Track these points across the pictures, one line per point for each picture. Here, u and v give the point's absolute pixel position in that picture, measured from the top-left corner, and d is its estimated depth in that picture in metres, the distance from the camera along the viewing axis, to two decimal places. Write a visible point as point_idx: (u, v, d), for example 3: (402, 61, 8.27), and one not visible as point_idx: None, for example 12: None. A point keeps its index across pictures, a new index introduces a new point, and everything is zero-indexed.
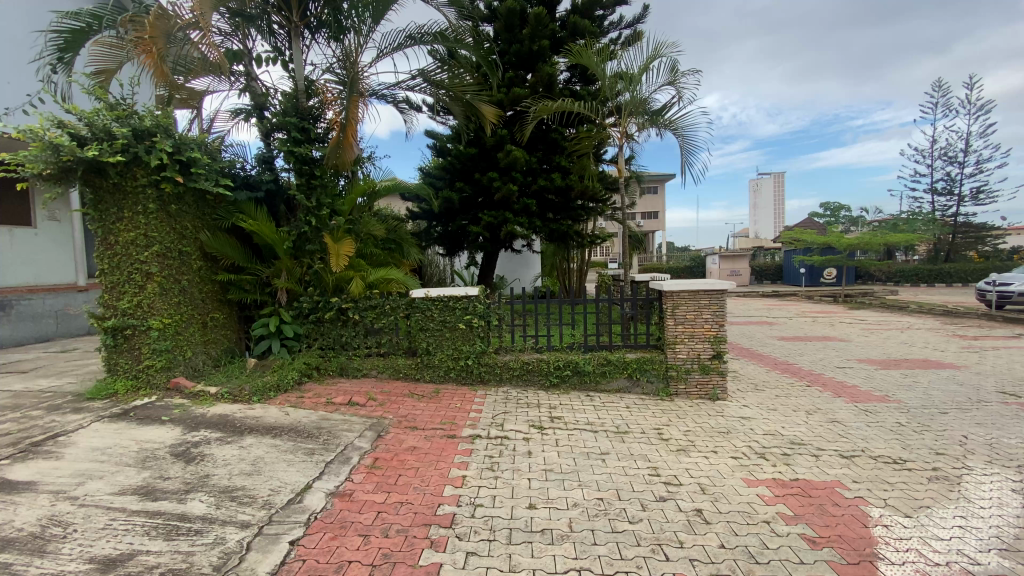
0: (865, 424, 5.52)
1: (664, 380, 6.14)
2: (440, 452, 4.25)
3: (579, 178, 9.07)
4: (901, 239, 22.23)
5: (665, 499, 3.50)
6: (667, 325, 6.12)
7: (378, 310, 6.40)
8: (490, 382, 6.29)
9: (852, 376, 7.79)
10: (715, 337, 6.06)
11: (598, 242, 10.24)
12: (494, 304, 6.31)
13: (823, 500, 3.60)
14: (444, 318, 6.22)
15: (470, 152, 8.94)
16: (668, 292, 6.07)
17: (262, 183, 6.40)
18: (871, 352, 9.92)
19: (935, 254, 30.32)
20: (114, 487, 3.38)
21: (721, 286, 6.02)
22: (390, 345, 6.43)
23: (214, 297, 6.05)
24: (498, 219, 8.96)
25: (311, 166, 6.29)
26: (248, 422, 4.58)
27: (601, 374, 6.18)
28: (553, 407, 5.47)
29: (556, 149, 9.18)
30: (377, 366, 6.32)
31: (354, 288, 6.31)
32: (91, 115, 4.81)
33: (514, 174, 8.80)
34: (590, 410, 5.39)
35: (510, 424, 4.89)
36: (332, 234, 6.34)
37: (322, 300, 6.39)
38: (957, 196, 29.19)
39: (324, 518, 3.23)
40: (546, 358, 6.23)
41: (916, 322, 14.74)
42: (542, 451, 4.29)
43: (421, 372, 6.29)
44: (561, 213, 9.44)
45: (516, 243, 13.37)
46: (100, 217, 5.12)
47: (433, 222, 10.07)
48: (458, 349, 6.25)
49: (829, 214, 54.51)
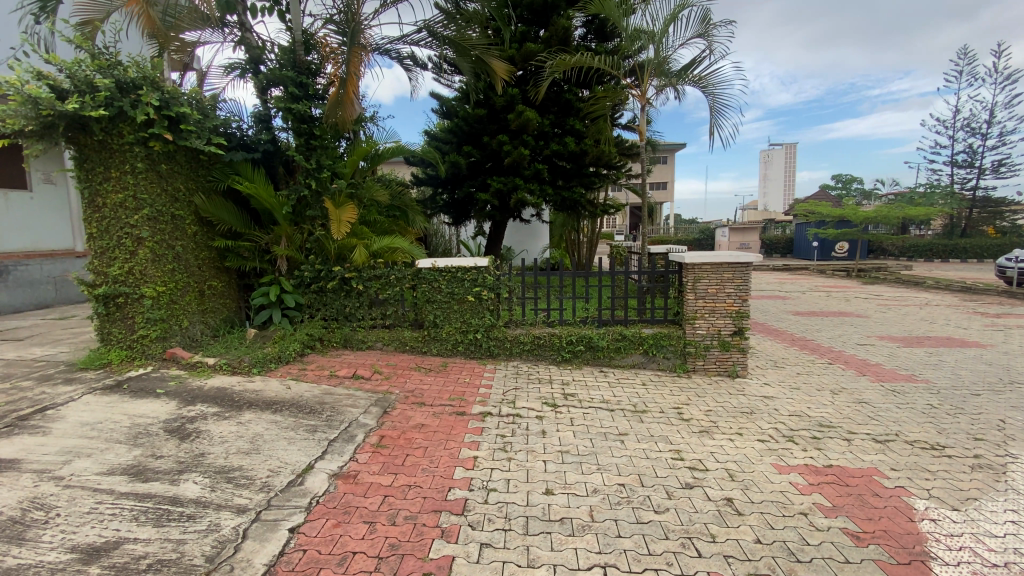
0: (895, 405, 5.25)
1: (682, 356, 5.87)
2: (449, 430, 4.02)
3: (593, 142, 8.60)
4: (920, 213, 21.57)
5: (692, 486, 3.26)
6: (687, 299, 5.80)
7: (383, 281, 6.09)
8: (500, 357, 6.04)
9: (875, 354, 7.50)
10: (737, 313, 5.74)
11: (611, 212, 9.84)
12: (504, 275, 6.00)
13: (861, 490, 3.37)
14: (452, 290, 5.93)
15: (478, 113, 8.47)
16: (690, 264, 5.72)
17: (258, 143, 6.05)
18: (891, 329, 9.60)
19: (951, 228, 29.59)
20: (103, 466, 3.17)
21: (746, 259, 5.64)
22: (395, 317, 6.14)
23: (211, 265, 5.77)
24: (508, 186, 8.56)
25: (310, 125, 5.94)
26: (246, 396, 4.35)
27: (616, 350, 5.90)
28: (566, 383, 5.22)
29: (570, 111, 8.68)
30: (382, 338, 6.07)
31: (357, 256, 6.00)
32: (71, 65, 4.42)
33: (525, 137, 8.35)
34: (605, 388, 5.13)
35: (521, 400, 4.64)
36: (333, 199, 6.03)
37: (324, 268, 6.10)
38: (978, 169, 28.23)
39: (326, 503, 3.00)
40: (558, 333, 5.93)
41: (934, 298, 14.30)
42: (557, 431, 4.03)
43: (427, 345, 6.04)
44: (573, 180, 9.00)
45: (525, 212, 12.98)
46: (86, 177, 4.79)
47: (439, 189, 9.67)
48: (466, 322, 5.97)
49: (842, 187, 53.42)
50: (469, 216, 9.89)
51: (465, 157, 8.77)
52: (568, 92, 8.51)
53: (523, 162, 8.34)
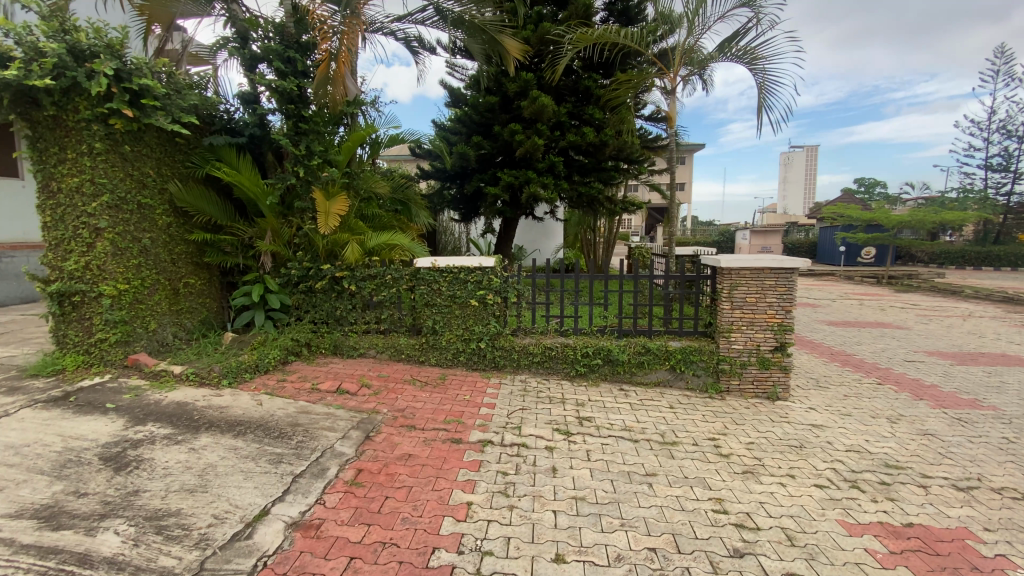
0: (966, 439, 4.47)
1: (713, 374, 5.15)
2: (441, 463, 3.34)
3: (615, 133, 7.83)
4: (955, 218, 20.39)
5: (741, 554, 2.56)
6: (721, 309, 5.08)
7: (377, 281, 5.45)
8: (506, 370, 5.35)
9: (928, 373, 6.67)
10: (779, 326, 5.04)
11: (631, 210, 9.09)
12: (513, 278, 5.32)
13: (958, 563, 2.63)
14: (453, 293, 5.25)
15: (489, 100, 7.83)
16: (726, 268, 5.02)
17: (245, 126, 5.43)
18: (937, 344, 8.72)
19: (985, 234, 28.14)
20: (10, 507, 2.57)
21: (792, 264, 4.91)
22: (391, 321, 5.48)
23: (188, 260, 5.19)
24: (520, 179, 7.87)
25: (300, 106, 5.32)
26: (208, 415, 3.74)
27: (638, 365, 5.19)
28: (580, 404, 4.52)
29: (589, 99, 7.98)
30: (376, 345, 5.42)
31: (349, 254, 5.37)
32: (18, 29, 3.90)
33: (539, 126, 7.65)
34: (626, 410, 4.43)
35: (528, 425, 3.96)
36: (325, 188, 5.38)
37: (313, 265, 5.46)
38: (1015, 172, 26.81)
39: (274, 567, 2.35)
40: (573, 343, 5.23)
41: (976, 308, 13.29)
42: (570, 468, 3.35)
43: (425, 354, 5.37)
44: (591, 174, 8.28)
45: (539, 209, 12.29)
46: (41, 159, 4.25)
47: (447, 183, 9.02)
48: (469, 330, 5.29)
49: (866, 189, 51.77)
50: (479, 213, 9.24)
51: (476, 148, 8.07)
52: (587, 79, 7.82)
53: (536, 153, 7.65)
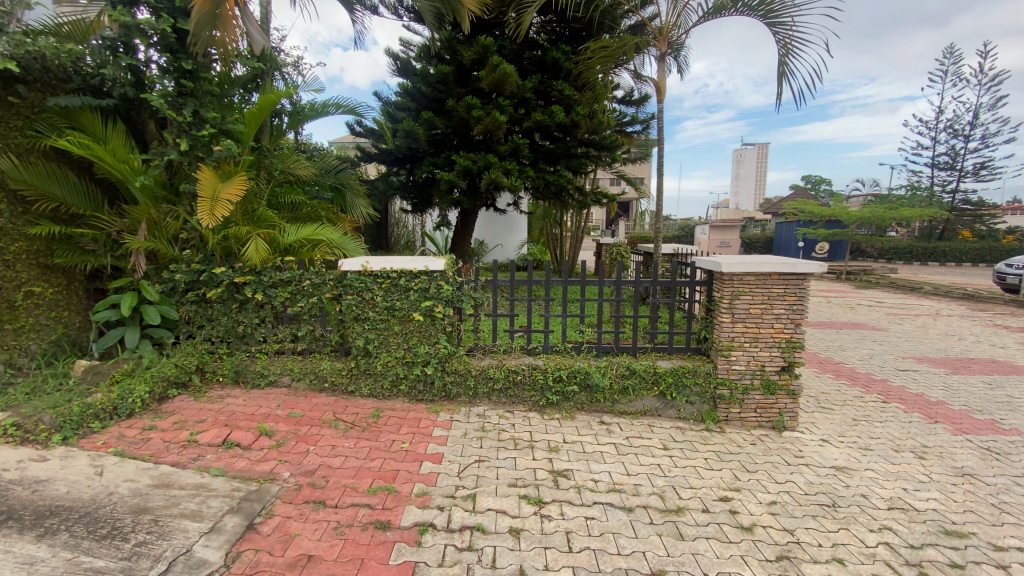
0: (1011, 480, 3.74)
1: (710, 400, 4.25)
2: (355, 574, 2.23)
3: (587, 112, 6.80)
4: (910, 215, 20.65)
5: None
6: (721, 323, 4.17)
7: (292, 288, 4.23)
8: (460, 400, 4.23)
9: (930, 387, 6.03)
10: (788, 343, 4.17)
11: (603, 202, 8.12)
12: (468, 283, 4.20)
13: None
14: (391, 303, 4.08)
15: (442, 70, 6.65)
16: (728, 274, 4.09)
17: (113, 85, 4.11)
18: (921, 348, 8.21)
19: (930, 231, 29.05)
20: None
21: (804, 268, 4.03)
22: (312, 339, 4.29)
23: (30, 260, 3.83)
24: (478, 164, 6.73)
25: (180, 56, 4.01)
26: (7, 500, 2.49)
27: (622, 391, 4.22)
28: (553, 450, 3.50)
29: (556, 72, 6.95)
30: (291, 371, 4.23)
31: (253, 253, 4.12)
32: None
33: (500, 100, 6.53)
34: (612, 458, 3.44)
35: (483, 493, 2.90)
36: (219, 167, 4.11)
37: (205, 267, 4.19)
38: (959, 172, 27.72)
39: None
40: (543, 364, 4.18)
41: (940, 306, 13.17)
42: (545, 571, 2.31)
43: (354, 381, 4.20)
44: (559, 162, 7.33)
45: (502, 200, 11.24)
46: None
47: (394, 168, 7.80)
48: (411, 351, 4.13)
49: (815, 186, 53.44)
50: (431, 203, 8.05)
51: (426, 125, 6.86)
52: (555, 50, 6.79)
53: (497, 133, 6.52)
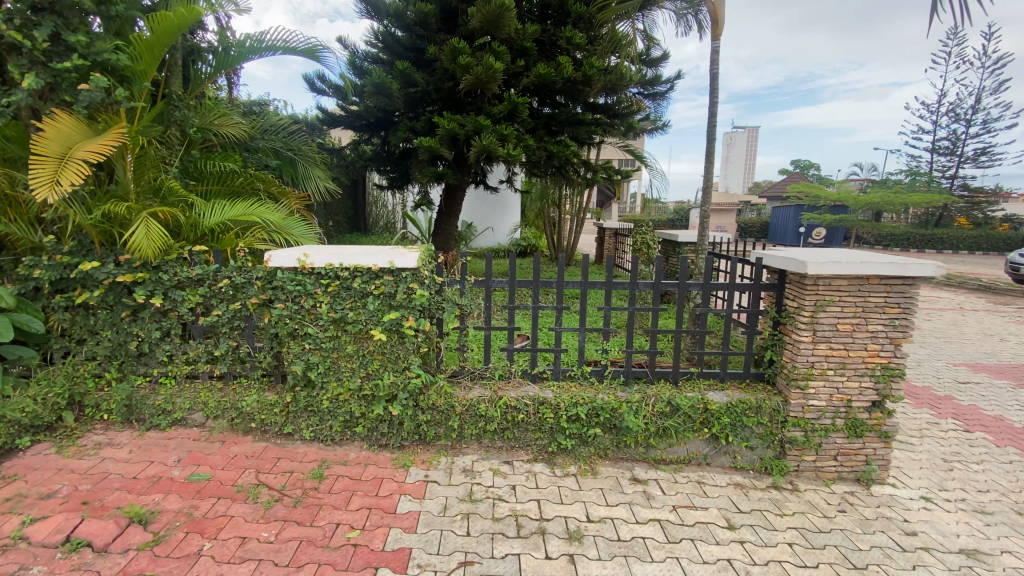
0: None
1: (776, 445, 3.18)
2: None
3: (602, 67, 5.54)
4: (916, 200, 19.71)
5: None
6: (798, 343, 3.06)
7: (205, 290, 3.01)
8: (439, 446, 3.09)
9: (1009, 406, 5.00)
10: (884, 370, 3.09)
11: (613, 179, 6.91)
12: (451, 286, 3.04)
13: None
14: (341, 314, 2.89)
15: (421, 9, 5.36)
16: (812, 278, 2.97)
17: None
18: (968, 352, 7.22)
19: (928, 218, 28.20)
20: None
21: (919, 270, 2.91)
22: (235, 360, 3.10)
23: None
24: (467, 128, 5.48)
25: None
26: None
27: (661, 434, 3.11)
28: (574, 539, 2.37)
29: (566, 17, 5.68)
30: (206, 405, 3.05)
31: (143, 239, 2.87)
32: None
33: (494, 48, 5.26)
34: (663, 553, 2.33)
35: None
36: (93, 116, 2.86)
37: (78, 261, 2.95)
38: (961, 157, 26.83)
39: None
40: (553, 399, 3.03)
41: (960, 300, 12.25)
42: None
43: (291, 421, 3.04)
44: (564, 130, 6.10)
45: (495, 179, 9.96)
46: None
47: (365, 135, 6.52)
48: (371, 381, 2.96)
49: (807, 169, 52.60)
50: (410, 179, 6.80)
51: (402, 81, 5.59)
52: None
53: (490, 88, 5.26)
